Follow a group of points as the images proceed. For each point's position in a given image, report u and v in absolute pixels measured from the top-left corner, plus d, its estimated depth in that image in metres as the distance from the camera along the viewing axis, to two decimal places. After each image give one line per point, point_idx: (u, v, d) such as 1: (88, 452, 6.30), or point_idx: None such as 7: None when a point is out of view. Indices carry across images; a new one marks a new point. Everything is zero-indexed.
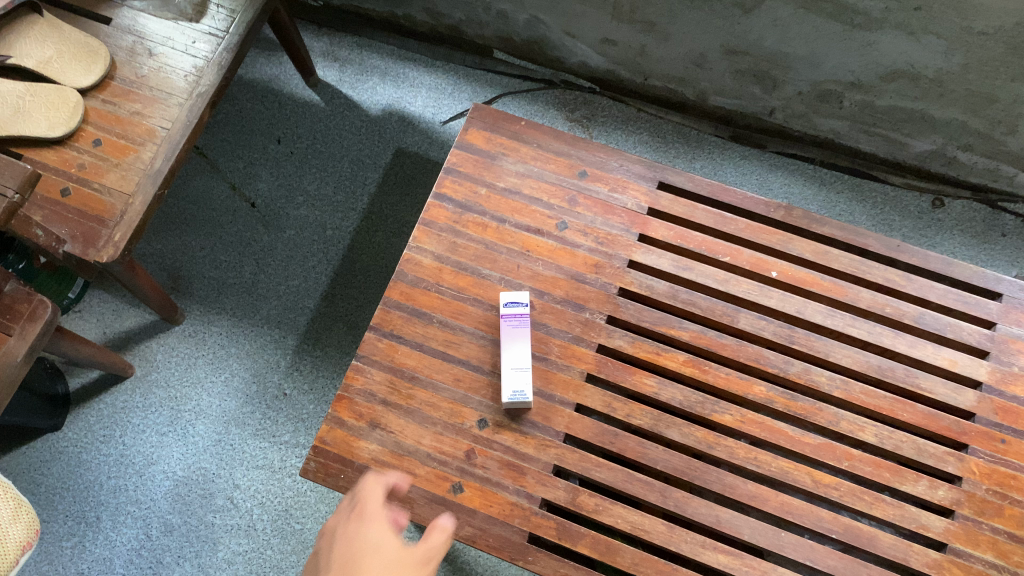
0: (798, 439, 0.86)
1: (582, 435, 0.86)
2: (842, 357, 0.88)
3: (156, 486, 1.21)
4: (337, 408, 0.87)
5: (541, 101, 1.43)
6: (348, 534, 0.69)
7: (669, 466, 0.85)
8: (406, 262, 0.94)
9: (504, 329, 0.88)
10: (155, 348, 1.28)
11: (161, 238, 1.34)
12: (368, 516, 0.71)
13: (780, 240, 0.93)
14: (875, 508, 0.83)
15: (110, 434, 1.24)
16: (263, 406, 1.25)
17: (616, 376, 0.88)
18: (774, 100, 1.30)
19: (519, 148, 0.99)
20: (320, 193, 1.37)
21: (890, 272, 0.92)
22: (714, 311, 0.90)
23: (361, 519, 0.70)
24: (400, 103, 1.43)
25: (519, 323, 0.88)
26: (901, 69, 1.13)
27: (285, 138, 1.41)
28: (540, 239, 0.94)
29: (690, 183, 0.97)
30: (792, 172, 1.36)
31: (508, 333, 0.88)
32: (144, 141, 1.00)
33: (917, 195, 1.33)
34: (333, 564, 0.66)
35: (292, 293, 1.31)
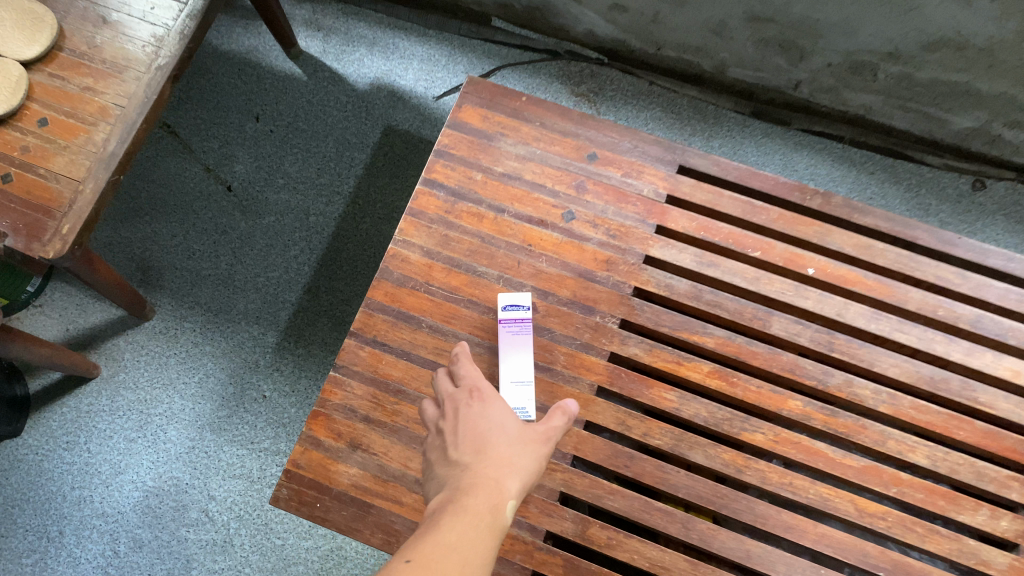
0: (838, 461, 0.75)
1: (592, 457, 0.75)
2: (888, 368, 0.77)
3: (124, 497, 1.11)
4: (313, 426, 0.77)
5: (544, 74, 1.30)
6: (471, 409, 0.66)
7: (692, 493, 0.74)
8: (392, 258, 0.82)
9: (501, 335, 0.77)
10: (123, 346, 1.17)
11: (129, 225, 1.22)
12: (486, 397, 0.67)
13: (817, 232, 0.82)
14: (928, 541, 0.73)
15: (74, 440, 1.13)
16: (240, 410, 1.14)
17: (631, 389, 0.77)
18: (800, 72, 1.18)
19: (520, 126, 0.87)
20: (302, 175, 1.25)
21: (943, 269, 0.80)
22: (742, 314, 0.79)
23: (482, 400, 0.67)
24: (390, 77, 1.31)
25: (520, 329, 0.77)
26: (948, 38, 1.01)
27: (264, 114, 1.29)
28: (543, 231, 0.83)
29: (715, 167, 0.85)
30: (819, 151, 1.24)
31: (507, 340, 0.77)
32: (96, 121, 0.88)
33: (956, 176, 1.22)
34: (465, 441, 0.63)
35: (273, 286, 1.20)
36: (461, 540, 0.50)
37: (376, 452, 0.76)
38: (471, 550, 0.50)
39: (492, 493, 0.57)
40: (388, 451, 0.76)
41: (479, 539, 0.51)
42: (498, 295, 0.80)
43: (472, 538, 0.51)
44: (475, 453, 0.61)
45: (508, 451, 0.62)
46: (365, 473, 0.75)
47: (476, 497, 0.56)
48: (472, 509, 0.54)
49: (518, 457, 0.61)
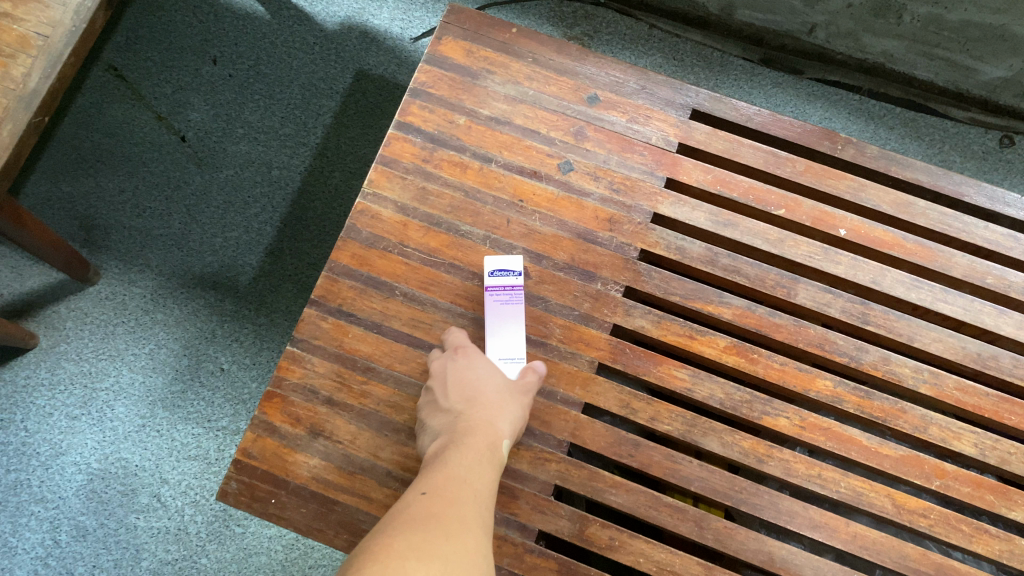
0: (874, 450, 0.66)
1: (592, 446, 0.65)
2: (930, 343, 0.67)
3: (66, 481, 1.00)
4: (267, 409, 0.66)
5: (534, 14, 1.18)
6: (454, 360, 0.63)
7: (706, 487, 0.64)
8: (360, 214, 0.71)
9: (490, 307, 0.67)
10: (64, 314, 1.05)
11: (70, 178, 1.10)
12: (465, 345, 0.65)
13: (849, 187, 0.71)
14: (976, 542, 0.64)
15: (9, 418, 1.02)
16: (196, 385, 1.03)
17: (637, 367, 0.67)
18: (817, 14, 1.07)
19: (509, 63, 0.76)
20: (264, 125, 1.13)
21: (992, 230, 0.70)
22: (765, 281, 0.69)
23: (461, 349, 0.64)
24: (362, 15, 1.18)
25: (509, 299, 0.67)
26: None
27: (222, 57, 1.16)
28: (536, 184, 0.72)
29: (733, 112, 0.74)
30: (836, 104, 1.13)
31: (496, 313, 0.66)
32: (15, 53, 0.76)
33: (982, 131, 1.12)
34: (454, 389, 0.62)
35: (232, 247, 1.08)
36: (469, 474, 0.54)
37: (341, 441, 0.65)
38: (480, 483, 0.54)
39: (488, 433, 0.59)
40: (355, 439, 0.65)
41: (483, 474, 0.55)
42: (483, 258, 0.69)
43: (478, 472, 0.55)
44: (466, 399, 0.61)
45: (497, 398, 0.62)
46: (328, 465, 0.64)
47: (475, 438, 0.58)
48: (473, 447, 0.57)
49: (507, 403, 0.62)
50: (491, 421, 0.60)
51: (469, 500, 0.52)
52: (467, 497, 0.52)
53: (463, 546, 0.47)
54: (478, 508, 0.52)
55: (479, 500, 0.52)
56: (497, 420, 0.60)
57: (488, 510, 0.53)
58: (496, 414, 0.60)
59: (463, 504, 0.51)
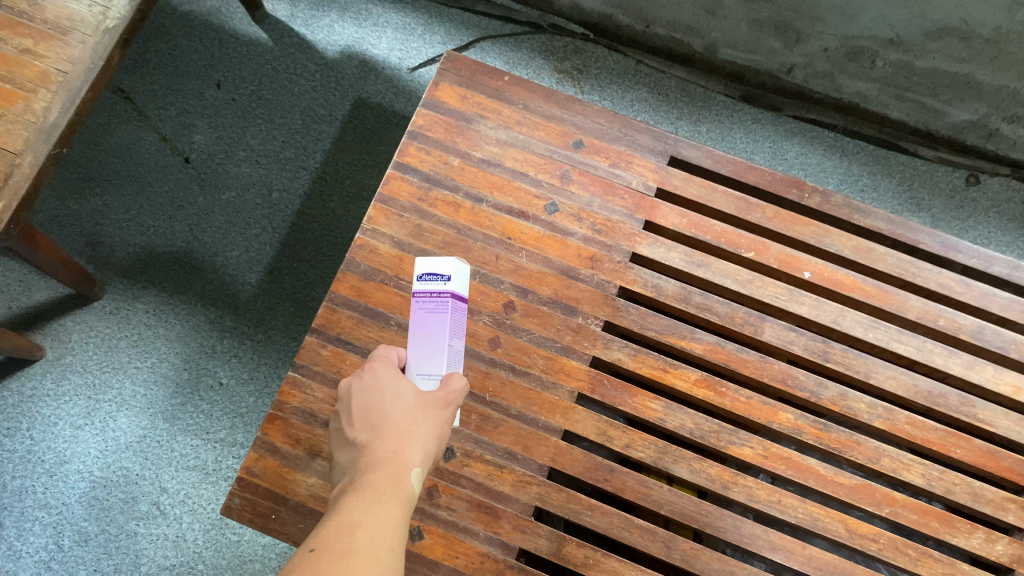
0: (830, 479, 0.71)
1: (571, 470, 0.70)
2: (885, 380, 0.73)
3: (70, 488, 1.04)
4: (268, 430, 0.71)
5: (526, 48, 1.24)
6: (360, 380, 0.64)
7: (675, 510, 0.70)
8: (359, 248, 0.76)
9: (418, 317, 0.67)
10: (70, 328, 1.10)
11: (78, 196, 1.14)
12: (376, 362, 0.66)
13: (815, 233, 0.77)
14: (921, 565, 0.69)
15: (16, 427, 1.06)
16: (195, 399, 1.08)
17: (613, 397, 0.72)
18: (795, 56, 1.13)
19: (501, 109, 0.81)
20: (265, 148, 1.18)
21: (945, 275, 0.76)
22: (733, 319, 0.74)
23: (370, 366, 0.65)
24: (362, 46, 1.23)
25: (436, 307, 0.67)
26: (953, 26, 0.96)
27: (226, 81, 1.21)
28: (524, 224, 0.77)
29: (708, 160, 0.80)
30: (811, 140, 1.20)
31: (419, 325, 0.67)
32: (36, 87, 0.81)
33: (950, 170, 1.18)
34: (359, 418, 0.62)
35: (232, 266, 1.13)
36: (371, 516, 0.51)
37: None
38: (382, 525, 0.51)
39: (393, 467, 0.57)
40: None
41: (386, 513, 0.52)
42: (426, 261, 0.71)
43: (380, 512, 0.52)
44: (371, 430, 0.61)
45: (406, 419, 0.61)
46: (324, 483, 0.69)
47: (379, 476, 0.56)
48: (375, 485, 0.54)
49: (417, 423, 0.61)
50: (394, 455, 0.58)
51: (370, 546, 0.48)
52: (366, 542, 0.49)
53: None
54: (380, 553, 0.48)
55: (383, 542, 0.49)
56: (401, 452, 0.58)
57: (393, 551, 0.49)
58: (400, 444, 0.59)
59: (361, 552, 0.48)
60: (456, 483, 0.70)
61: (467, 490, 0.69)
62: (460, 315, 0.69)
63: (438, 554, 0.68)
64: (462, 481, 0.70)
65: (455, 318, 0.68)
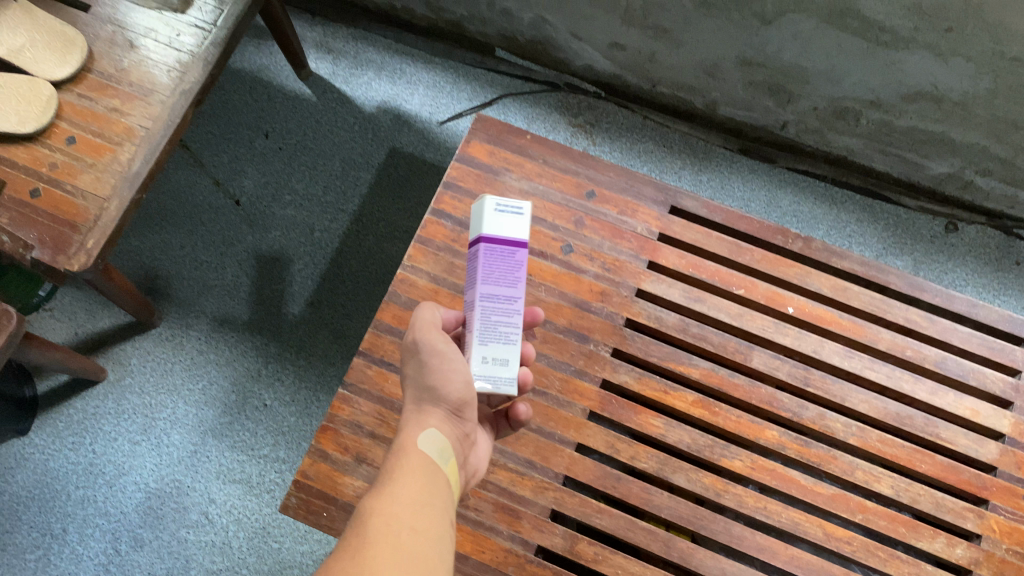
0: (810, 488, 0.81)
1: (583, 478, 0.81)
2: (859, 403, 0.83)
3: (127, 497, 1.14)
4: (321, 439, 0.82)
5: (543, 105, 1.38)
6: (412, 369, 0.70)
7: (674, 514, 0.80)
8: (400, 282, 0.88)
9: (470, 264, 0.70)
10: (130, 352, 1.21)
11: (140, 234, 1.27)
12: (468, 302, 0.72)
13: (797, 273, 0.88)
14: (889, 565, 0.79)
15: (80, 441, 1.17)
16: (242, 418, 1.18)
17: (620, 415, 0.83)
18: (787, 114, 1.25)
19: (524, 163, 0.94)
20: (308, 193, 1.30)
21: (912, 312, 0.87)
22: (726, 347, 0.85)
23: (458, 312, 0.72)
24: (396, 101, 1.38)
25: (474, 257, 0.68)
26: (925, 90, 1.08)
27: (274, 132, 1.35)
28: (543, 262, 0.89)
29: (704, 209, 0.93)
30: (802, 189, 1.31)
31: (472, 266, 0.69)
32: (122, 140, 0.93)
33: (930, 218, 1.29)
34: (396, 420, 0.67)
35: (277, 297, 1.24)
36: (386, 499, 0.54)
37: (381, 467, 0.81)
38: (401, 505, 0.54)
39: (408, 448, 0.61)
40: None
41: (403, 494, 0.55)
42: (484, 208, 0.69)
43: (398, 494, 0.55)
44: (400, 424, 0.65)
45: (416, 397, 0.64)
46: (368, 486, 0.80)
47: (396, 468, 0.59)
48: (392, 475, 0.58)
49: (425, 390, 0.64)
50: (406, 440, 0.61)
51: (387, 524, 0.51)
52: (386, 522, 0.51)
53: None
54: (400, 530, 0.51)
55: (402, 521, 0.52)
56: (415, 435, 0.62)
57: (412, 517, 0.53)
58: (413, 429, 0.62)
59: (379, 530, 0.50)
60: (482, 487, 0.80)
61: (492, 494, 0.80)
62: (511, 264, 0.67)
63: (467, 549, 0.78)
64: (487, 486, 0.80)
65: (497, 262, 0.66)
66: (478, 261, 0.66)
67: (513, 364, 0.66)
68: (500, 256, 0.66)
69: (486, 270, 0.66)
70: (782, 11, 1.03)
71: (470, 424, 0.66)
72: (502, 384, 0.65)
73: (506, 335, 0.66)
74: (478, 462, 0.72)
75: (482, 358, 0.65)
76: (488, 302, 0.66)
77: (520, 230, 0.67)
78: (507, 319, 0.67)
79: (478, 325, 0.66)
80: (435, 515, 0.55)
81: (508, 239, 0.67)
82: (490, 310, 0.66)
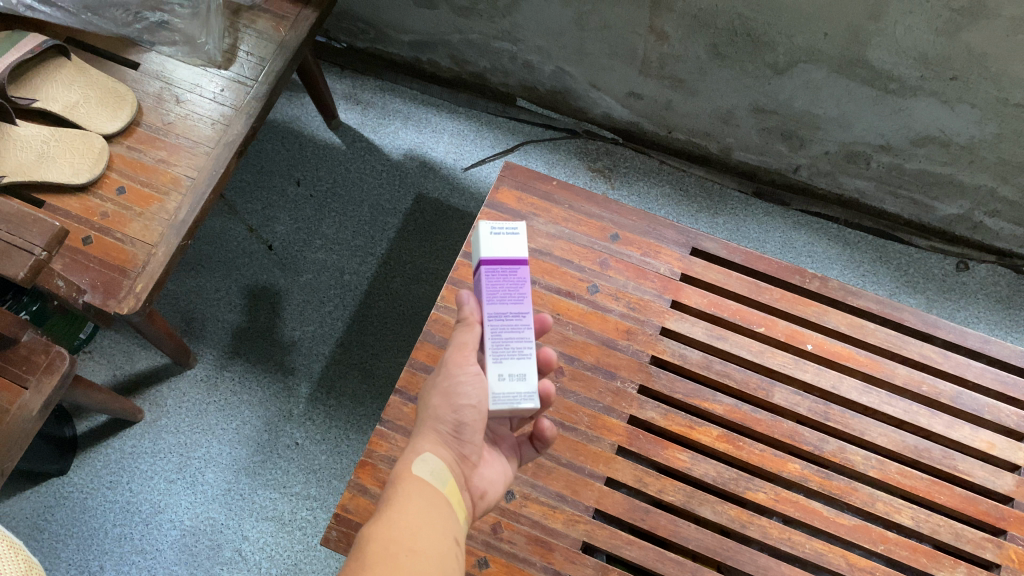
0: (832, 519, 0.84)
1: (612, 510, 0.83)
2: (877, 436, 0.86)
3: (162, 535, 1.13)
4: (359, 474, 0.85)
5: (563, 151, 1.44)
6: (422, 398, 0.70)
7: (701, 545, 0.82)
8: (434, 322, 0.92)
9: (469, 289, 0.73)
10: (166, 393, 1.23)
11: (176, 278, 1.31)
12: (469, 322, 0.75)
13: (815, 312, 0.92)
14: None
15: (117, 480, 1.17)
16: (274, 457, 1.19)
17: (647, 449, 0.86)
18: (800, 158, 1.30)
19: (550, 208, 0.98)
20: (338, 237, 1.35)
21: (926, 348, 0.90)
22: (748, 384, 0.88)
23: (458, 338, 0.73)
24: (422, 149, 1.44)
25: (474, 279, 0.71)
26: (933, 135, 1.12)
27: (305, 180, 1.40)
28: (571, 301, 0.93)
29: (723, 250, 0.97)
30: (816, 231, 1.35)
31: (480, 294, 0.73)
32: (169, 190, 0.98)
33: (941, 258, 1.32)
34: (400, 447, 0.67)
35: (308, 338, 1.27)
36: (382, 528, 0.54)
37: None
38: (398, 533, 0.54)
39: (405, 475, 0.61)
40: None
41: (399, 522, 0.55)
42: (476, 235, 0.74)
43: (394, 523, 0.55)
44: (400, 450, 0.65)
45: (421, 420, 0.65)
46: None
47: (392, 495, 0.59)
48: (387, 503, 0.58)
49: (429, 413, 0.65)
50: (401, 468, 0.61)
51: (384, 555, 0.52)
52: (382, 553, 0.52)
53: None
54: (397, 559, 0.52)
55: (399, 551, 0.52)
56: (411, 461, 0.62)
57: (412, 551, 0.53)
58: (409, 456, 0.62)
59: (376, 562, 0.51)
60: (515, 520, 0.82)
61: (524, 526, 0.82)
62: (513, 280, 0.70)
63: None
64: (520, 518, 0.82)
65: (501, 281, 0.70)
66: (482, 282, 0.70)
67: (530, 379, 0.68)
68: (501, 275, 0.70)
69: (490, 290, 0.70)
70: (794, 62, 1.08)
71: (473, 446, 0.65)
72: (522, 399, 0.67)
73: (519, 350, 0.68)
74: (486, 484, 0.71)
75: (499, 375, 0.67)
76: (497, 320, 0.69)
77: (518, 249, 0.71)
78: (518, 335, 0.69)
79: (491, 342, 0.68)
80: (433, 538, 0.55)
81: (509, 258, 0.71)
82: (500, 328, 0.69)
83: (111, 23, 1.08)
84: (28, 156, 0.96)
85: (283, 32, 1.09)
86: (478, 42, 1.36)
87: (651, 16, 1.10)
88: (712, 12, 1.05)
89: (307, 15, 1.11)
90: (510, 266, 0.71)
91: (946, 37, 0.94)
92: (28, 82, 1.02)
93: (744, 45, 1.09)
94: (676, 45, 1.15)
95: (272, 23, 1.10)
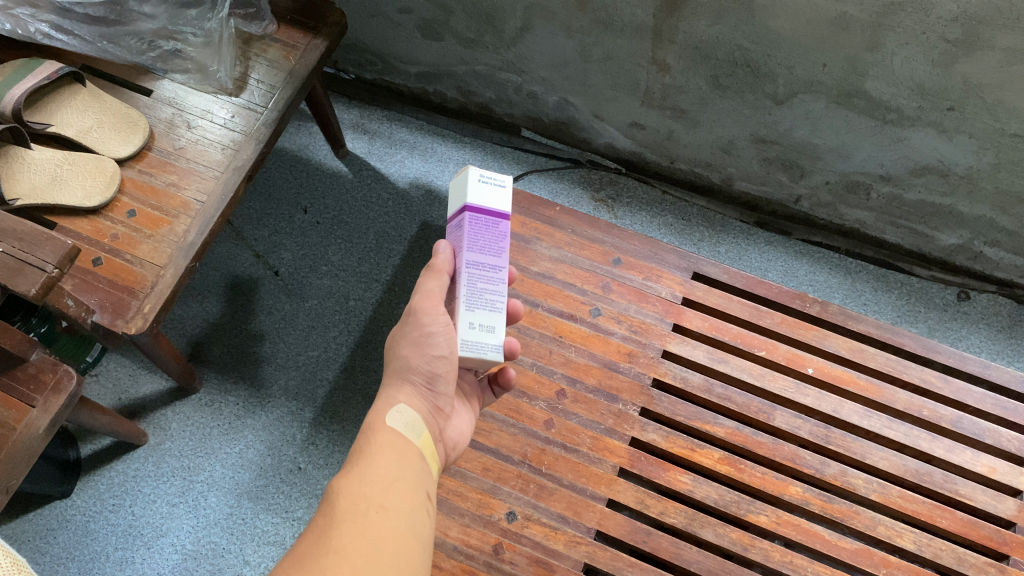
0: (834, 543, 0.83)
1: (614, 532, 0.83)
2: (879, 460, 0.86)
3: (164, 559, 1.11)
4: None
5: (567, 180, 1.46)
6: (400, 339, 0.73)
7: (703, 568, 0.82)
8: None
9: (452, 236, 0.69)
10: (170, 417, 1.23)
11: (182, 303, 1.32)
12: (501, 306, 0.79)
13: (816, 336, 0.93)
14: None
15: (120, 503, 1.15)
16: (276, 481, 1.18)
17: (649, 471, 0.86)
18: (801, 188, 1.32)
19: (554, 233, 1.01)
20: (344, 264, 1.37)
21: (927, 372, 0.91)
22: (749, 407, 0.89)
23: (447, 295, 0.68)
24: (427, 177, 1.46)
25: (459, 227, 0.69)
26: (932, 165, 1.14)
27: (312, 207, 1.42)
28: (573, 324, 0.94)
29: (724, 274, 0.99)
30: (817, 260, 1.37)
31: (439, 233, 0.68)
32: (178, 214, 0.99)
33: (942, 287, 1.33)
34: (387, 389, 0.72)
35: (311, 363, 1.28)
36: (354, 479, 0.55)
37: None
38: (370, 484, 0.55)
39: (378, 426, 0.62)
40: None
41: (371, 474, 0.56)
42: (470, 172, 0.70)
43: (367, 474, 0.56)
44: None
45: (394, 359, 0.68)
46: None
47: (366, 447, 0.60)
48: (363, 454, 0.59)
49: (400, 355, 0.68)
50: (375, 419, 0.62)
51: (355, 510, 0.53)
52: (354, 509, 0.53)
53: (345, 565, 0.48)
54: (369, 517, 0.53)
55: (369, 504, 0.54)
56: (383, 415, 0.63)
57: (383, 509, 0.54)
58: (382, 407, 0.64)
59: (346, 518, 0.52)
60: (517, 541, 0.82)
61: (526, 547, 0.82)
62: (495, 233, 0.67)
63: None
64: (522, 539, 0.82)
65: (482, 231, 0.67)
66: (463, 229, 0.66)
67: (498, 332, 0.66)
68: (484, 225, 0.67)
69: (472, 238, 0.66)
70: (793, 93, 1.10)
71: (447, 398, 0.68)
72: (489, 350, 0.65)
73: (492, 303, 0.66)
74: (458, 436, 0.73)
75: (469, 323, 0.64)
76: (475, 268, 0.66)
77: (501, 202, 0.68)
78: (493, 287, 0.67)
79: (465, 291, 0.65)
80: (406, 493, 0.57)
81: (492, 210, 0.67)
82: (477, 276, 0.66)
83: (125, 51, 1.11)
84: (41, 179, 0.98)
85: (293, 61, 1.12)
86: (483, 73, 1.39)
87: (653, 48, 1.13)
88: (713, 43, 1.07)
89: (317, 44, 1.14)
90: (492, 218, 0.68)
91: (942, 69, 0.95)
92: (45, 108, 1.05)
93: (744, 76, 1.11)
94: (678, 76, 1.17)
95: (282, 52, 1.13)
